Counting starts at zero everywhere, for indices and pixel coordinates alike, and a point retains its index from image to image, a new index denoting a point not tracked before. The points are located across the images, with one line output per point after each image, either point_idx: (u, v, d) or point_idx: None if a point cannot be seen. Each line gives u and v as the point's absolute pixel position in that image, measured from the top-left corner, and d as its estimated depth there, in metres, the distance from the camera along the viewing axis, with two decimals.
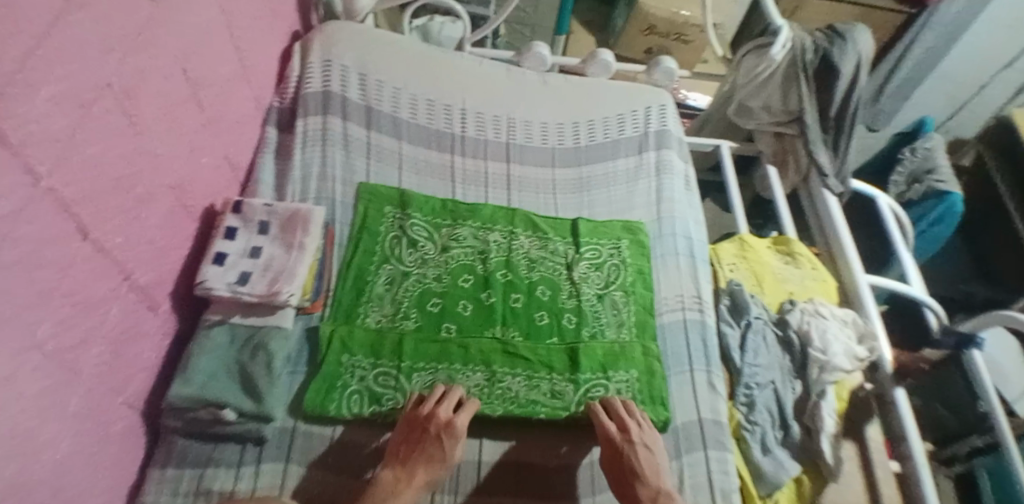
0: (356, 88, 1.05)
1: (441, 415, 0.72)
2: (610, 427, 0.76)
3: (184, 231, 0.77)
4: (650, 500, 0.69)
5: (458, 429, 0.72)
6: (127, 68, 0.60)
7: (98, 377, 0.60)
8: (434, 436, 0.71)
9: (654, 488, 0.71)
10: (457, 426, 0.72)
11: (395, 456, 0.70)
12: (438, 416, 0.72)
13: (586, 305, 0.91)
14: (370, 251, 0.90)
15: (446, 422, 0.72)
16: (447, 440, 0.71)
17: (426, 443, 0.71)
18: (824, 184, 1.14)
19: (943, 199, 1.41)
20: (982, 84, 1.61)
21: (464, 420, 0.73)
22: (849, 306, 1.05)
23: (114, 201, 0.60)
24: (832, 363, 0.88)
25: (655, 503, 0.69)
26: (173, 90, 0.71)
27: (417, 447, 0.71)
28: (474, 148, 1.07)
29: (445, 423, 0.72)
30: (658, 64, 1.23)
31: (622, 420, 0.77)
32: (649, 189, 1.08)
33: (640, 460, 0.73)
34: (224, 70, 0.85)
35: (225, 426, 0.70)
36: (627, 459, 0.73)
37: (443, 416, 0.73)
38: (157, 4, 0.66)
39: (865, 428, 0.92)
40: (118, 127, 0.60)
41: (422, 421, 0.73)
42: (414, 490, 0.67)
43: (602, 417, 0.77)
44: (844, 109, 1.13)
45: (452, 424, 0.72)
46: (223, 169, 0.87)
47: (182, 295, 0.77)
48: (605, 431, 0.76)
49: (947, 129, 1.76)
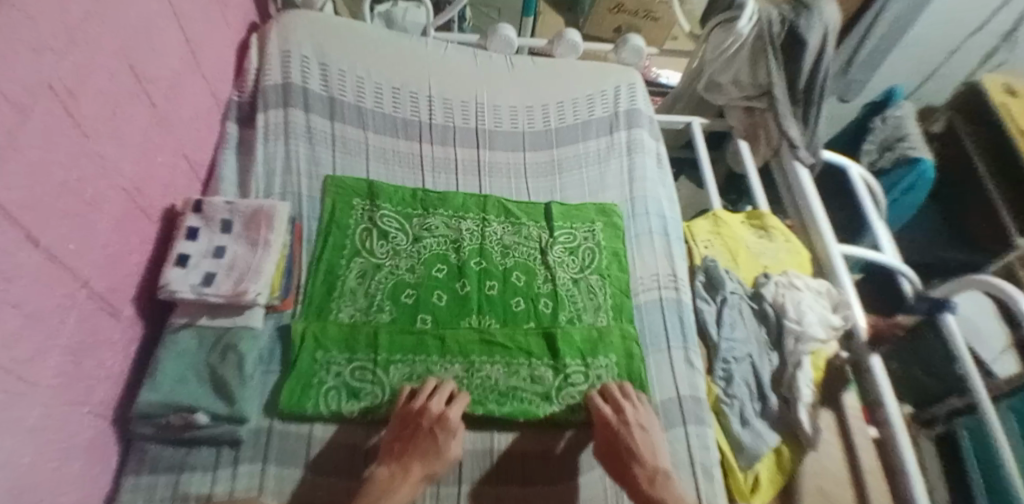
0: (318, 78, 1.03)
1: (433, 410, 0.73)
2: (604, 408, 0.77)
3: (142, 234, 0.75)
4: (647, 480, 0.70)
5: (452, 422, 0.72)
6: (69, 68, 0.57)
7: (57, 388, 0.58)
8: (428, 431, 0.71)
9: (651, 467, 0.72)
10: (450, 419, 0.73)
11: (390, 453, 0.70)
12: (429, 411, 0.72)
13: (562, 289, 0.91)
14: (340, 244, 0.89)
15: (438, 416, 0.72)
16: (440, 433, 0.71)
17: (418, 439, 0.70)
18: (795, 156, 1.15)
19: (915, 165, 1.43)
20: (952, 50, 1.57)
21: (456, 414, 0.73)
22: (822, 277, 1.06)
23: (61, 207, 0.58)
24: (807, 333, 0.90)
25: (653, 483, 0.70)
26: (120, 89, 0.68)
27: (411, 442, 0.70)
28: (442, 135, 1.06)
29: (437, 417, 0.72)
30: (626, 42, 1.22)
31: (618, 401, 0.78)
32: (621, 169, 1.08)
33: (636, 440, 0.73)
34: (175, 64, 0.82)
35: (197, 430, 0.69)
36: (623, 439, 0.73)
37: (436, 410, 0.73)
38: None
39: (846, 397, 0.94)
40: (62, 130, 0.57)
41: (416, 416, 0.72)
42: (410, 485, 0.67)
43: (598, 401, 0.79)
44: (812, 81, 1.15)
45: (444, 417, 0.72)
46: (181, 168, 0.84)
47: (143, 299, 0.75)
48: (600, 412, 0.77)
49: (918, 98, 1.74)
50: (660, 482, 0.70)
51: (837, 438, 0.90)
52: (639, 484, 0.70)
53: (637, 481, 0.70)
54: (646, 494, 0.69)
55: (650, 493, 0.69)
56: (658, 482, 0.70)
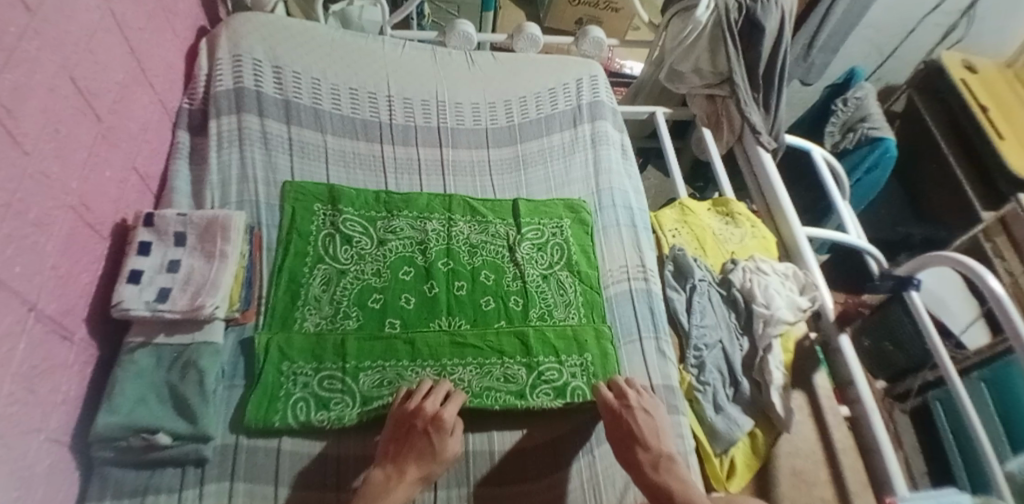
0: (271, 82, 1.00)
1: (427, 410, 0.71)
2: (609, 394, 0.78)
3: (93, 252, 0.71)
4: (651, 465, 0.71)
5: (447, 422, 0.70)
6: (5, 84, 0.54)
7: (13, 417, 0.55)
8: (422, 431, 0.70)
9: (655, 452, 0.72)
10: (445, 418, 0.71)
11: (385, 455, 0.69)
12: (424, 410, 0.71)
13: (532, 286, 0.91)
14: (301, 252, 0.87)
15: (433, 416, 0.71)
16: (436, 434, 0.70)
17: (414, 439, 0.69)
18: (759, 141, 1.15)
19: (878, 144, 1.46)
20: (909, 30, 1.61)
21: (451, 413, 0.72)
22: (789, 259, 1.08)
23: (5, 228, 0.54)
24: (776, 317, 0.91)
25: (657, 467, 0.71)
26: (62, 103, 0.65)
27: (406, 443, 0.70)
28: (404, 136, 1.04)
29: (432, 417, 0.71)
30: (586, 34, 1.21)
31: (622, 387, 0.79)
32: (586, 162, 1.08)
33: (639, 423, 0.74)
34: (119, 74, 0.78)
35: (162, 450, 0.67)
36: (627, 423, 0.74)
37: (430, 410, 0.71)
38: (32, 10, 0.59)
39: (817, 376, 0.94)
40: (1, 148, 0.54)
41: (410, 417, 0.71)
42: (406, 486, 0.65)
43: (603, 387, 0.79)
44: (771, 66, 1.16)
45: (439, 416, 0.71)
46: (131, 181, 0.81)
47: (98, 320, 0.72)
48: (605, 398, 0.78)
49: (878, 78, 1.78)
50: (665, 467, 0.70)
51: (811, 420, 0.90)
52: (643, 469, 0.71)
53: (642, 466, 0.71)
54: (651, 480, 0.69)
55: (655, 478, 0.69)
56: (661, 467, 0.71)
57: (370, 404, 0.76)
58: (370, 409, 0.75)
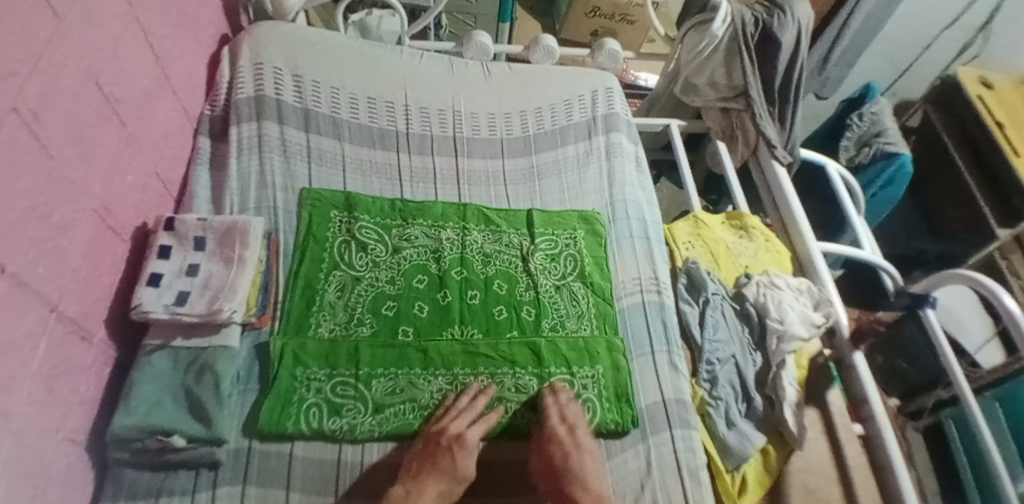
0: (292, 90, 1.02)
1: (451, 429, 0.73)
2: (557, 422, 0.76)
3: (114, 254, 0.73)
4: None
5: (470, 442, 0.73)
6: (34, 89, 0.55)
7: (30, 417, 0.56)
8: (445, 448, 0.71)
9: (594, 492, 0.72)
10: (467, 438, 0.73)
11: (407, 472, 0.71)
12: (449, 429, 0.73)
13: (544, 296, 0.91)
14: (318, 258, 0.88)
15: (457, 435, 0.72)
16: (458, 452, 0.71)
17: (436, 456, 0.71)
18: (773, 155, 1.16)
19: (893, 160, 1.45)
20: (925, 45, 1.60)
21: (474, 435, 0.74)
22: (802, 273, 1.07)
23: (28, 232, 0.55)
24: (789, 332, 0.90)
25: None
26: (87, 108, 0.65)
27: (429, 459, 0.71)
28: (420, 145, 1.05)
29: (456, 435, 0.72)
30: (602, 47, 1.22)
31: (568, 414, 0.78)
32: (600, 173, 1.08)
33: (585, 466, 0.74)
34: (144, 80, 0.80)
35: (175, 453, 0.67)
36: (575, 462, 0.73)
37: (454, 430, 0.73)
38: (59, 17, 0.59)
39: (831, 393, 0.92)
40: (28, 153, 0.55)
41: (434, 435, 0.73)
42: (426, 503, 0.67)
43: (552, 416, 0.77)
44: (787, 80, 1.17)
45: (463, 436, 0.72)
46: (153, 186, 0.83)
47: (118, 322, 0.74)
48: (552, 428, 0.75)
49: (893, 93, 1.77)
50: None
51: (823, 437, 0.88)
52: None
53: None
54: None
55: None
56: None
57: (382, 412, 0.76)
58: (381, 416, 0.76)
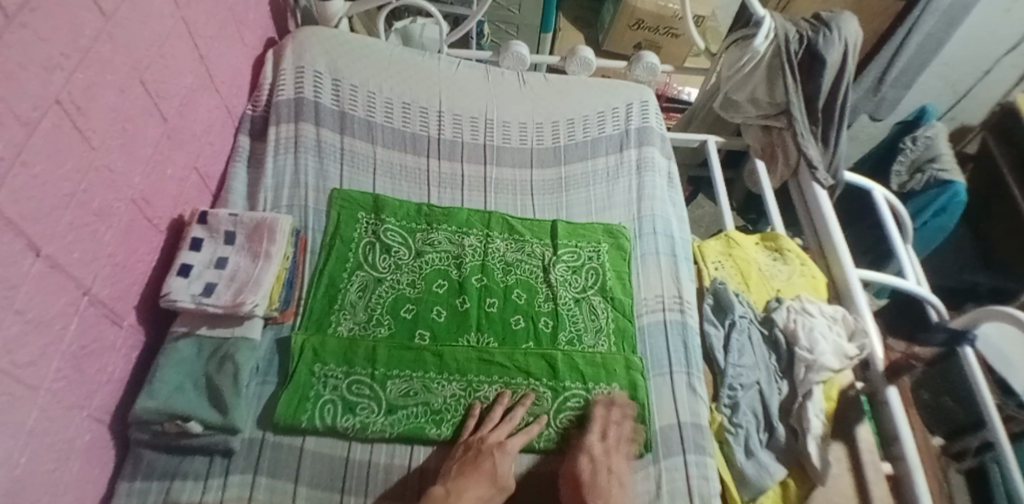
0: (330, 93, 1.05)
1: (491, 437, 0.74)
2: (595, 440, 0.76)
3: (150, 244, 0.76)
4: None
5: (510, 448, 0.73)
6: (78, 83, 0.58)
7: (58, 393, 0.59)
8: (487, 453, 0.72)
9: None
10: (508, 446, 0.74)
11: (448, 473, 0.71)
12: (490, 437, 0.74)
13: (563, 308, 0.90)
14: (342, 257, 0.90)
15: (497, 443, 0.74)
16: (498, 456, 0.72)
17: (479, 461, 0.71)
18: (814, 177, 1.12)
19: (946, 187, 1.38)
20: (985, 70, 1.50)
21: (514, 444, 0.74)
22: (839, 301, 1.02)
23: (65, 217, 0.58)
24: (819, 363, 0.85)
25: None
26: (131, 102, 0.69)
27: (472, 463, 0.71)
28: (450, 151, 1.06)
29: (496, 443, 0.74)
30: (640, 60, 1.20)
31: (611, 431, 0.77)
32: (629, 187, 1.06)
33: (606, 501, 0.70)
34: (188, 78, 0.83)
35: (191, 438, 0.70)
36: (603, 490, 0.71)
37: (494, 438, 0.74)
38: (109, 17, 0.63)
39: (861, 429, 0.85)
40: (69, 143, 0.58)
41: (476, 442, 0.74)
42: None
43: (593, 433, 0.77)
44: (831, 101, 1.13)
45: (504, 444, 0.74)
46: (192, 179, 0.87)
47: (149, 308, 0.77)
48: (589, 445, 0.76)
49: (950, 117, 1.67)
50: None
51: (848, 475, 0.81)
52: None
53: None
54: None
55: None
56: None
57: (395, 413, 0.77)
58: (393, 417, 0.76)
